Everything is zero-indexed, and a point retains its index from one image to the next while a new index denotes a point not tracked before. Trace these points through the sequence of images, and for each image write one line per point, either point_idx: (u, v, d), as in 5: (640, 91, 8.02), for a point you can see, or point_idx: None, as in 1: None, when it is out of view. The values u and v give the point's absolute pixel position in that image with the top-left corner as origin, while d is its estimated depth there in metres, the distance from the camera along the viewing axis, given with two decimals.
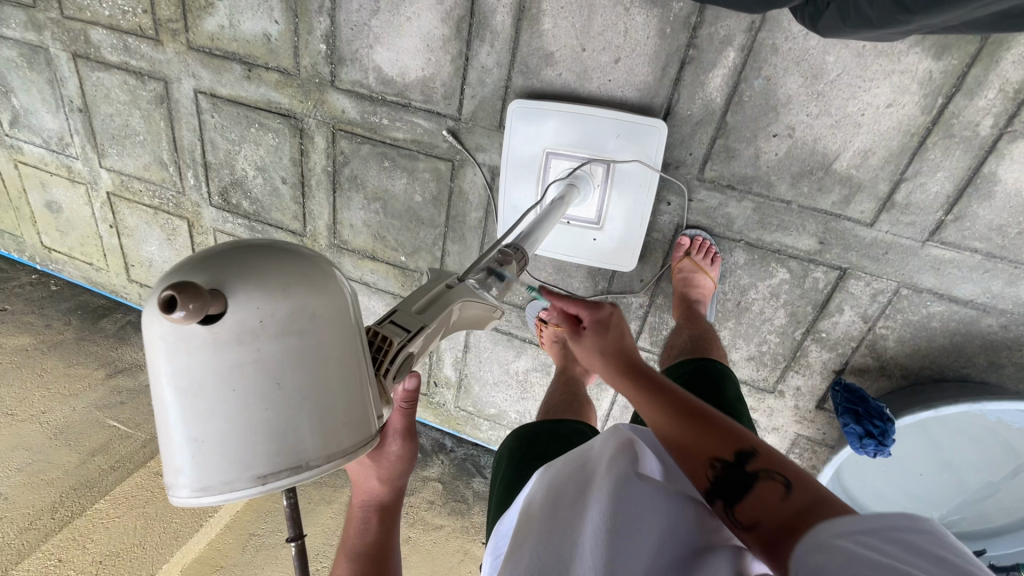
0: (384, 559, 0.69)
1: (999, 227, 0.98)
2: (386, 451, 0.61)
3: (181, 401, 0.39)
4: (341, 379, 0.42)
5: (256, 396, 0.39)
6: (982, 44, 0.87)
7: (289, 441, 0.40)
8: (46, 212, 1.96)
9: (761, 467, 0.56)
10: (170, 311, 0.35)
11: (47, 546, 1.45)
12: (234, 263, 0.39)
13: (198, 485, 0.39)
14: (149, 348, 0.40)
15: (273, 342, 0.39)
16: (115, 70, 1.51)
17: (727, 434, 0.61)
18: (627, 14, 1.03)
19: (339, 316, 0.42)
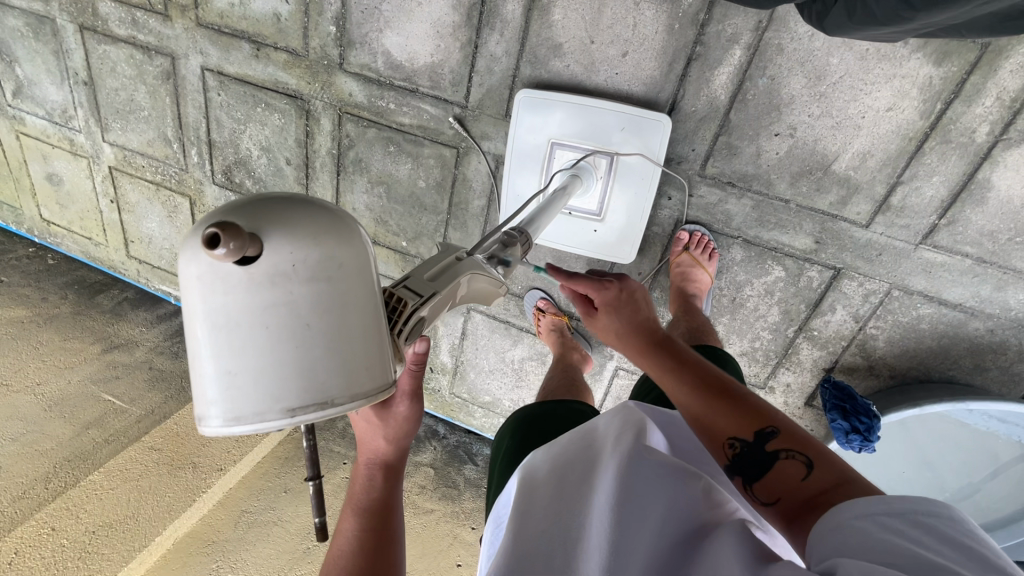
0: (388, 514, 0.73)
1: (991, 233, 1.01)
2: (395, 412, 0.67)
3: (216, 338, 0.41)
4: (365, 325, 0.45)
5: (287, 334, 0.41)
6: (982, 52, 0.89)
7: (317, 380, 0.42)
8: (47, 184, 1.95)
9: (783, 447, 0.58)
10: (213, 249, 0.37)
11: (40, 514, 1.44)
12: (268, 210, 0.41)
13: (231, 415, 0.42)
14: (186, 287, 0.42)
15: (304, 285, 0.41)
16: (123, 43, 1.51)
17: (749, 415, 0.62)
18: (637, 8, 1.04)
19: (362, 266, 0.45)
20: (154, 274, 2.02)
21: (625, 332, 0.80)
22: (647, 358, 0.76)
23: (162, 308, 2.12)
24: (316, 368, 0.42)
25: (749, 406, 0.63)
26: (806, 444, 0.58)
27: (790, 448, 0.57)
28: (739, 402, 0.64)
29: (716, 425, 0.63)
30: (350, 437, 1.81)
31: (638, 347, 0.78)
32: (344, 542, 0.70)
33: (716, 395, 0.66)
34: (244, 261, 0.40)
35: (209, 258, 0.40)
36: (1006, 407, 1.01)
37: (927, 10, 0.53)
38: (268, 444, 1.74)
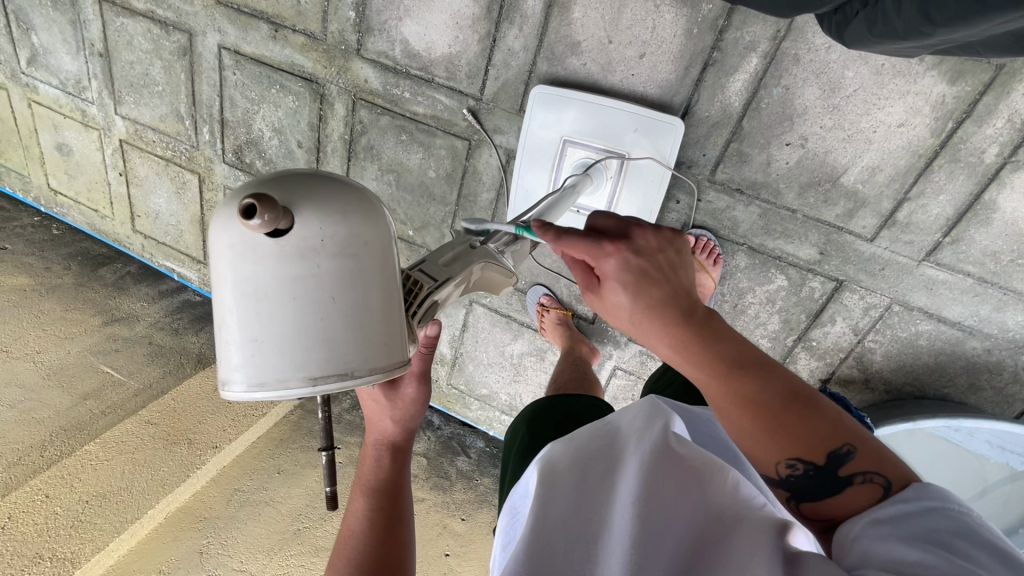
0: (399, 494, 0.74)
1: (994, 253, 1.02)
2: (402, 395, 0.70)
3: (245, 306, 0.43)
4: (385, 302, 0.47)
5: (313, 306, 0.43)
6: (996, 73, 0.90)
7: (339, 351, 0.44)
8: (57, 154, 1.96)
9: (858, 471, 0.52)
10: (249, 219, 0.39)
11: (34, 482, 1.41)
12: (300, 186, 0.43)
13: (255, 381, 0.44)
14: (218, 256, 0.43)
15: (331, 259, 0.43)
16: (141, 17, 1.51)
17: (822, 433, 0.54)
18: (657, 11, 1.04)
19: (386, 244, 0.47)
20: (159, 250, 2.02)
21: (660, 309, 0.59)
22: (690, 351, 0.58)
23: (164, 284, 2.12)
24: (338, 340, 0.44)
25: (826, 417, 0.55)
26: (885, 461, 0.52)
27: (867, 470, 0.51)
28: (816, 415, 0.55)
29: (782, 445, 0.54)
30: (345, 422, 1.83)
31: (681, 332, 0.58)
32: (355, 522, 0.72)
33: (794, 400, 0.55)
34: (275, 233, 0.42)
35: (243, 229, 0.42)
36: (999, 426, 1.02)
37: (945, 25, 0.54)
38: (264, 425, 1.75)
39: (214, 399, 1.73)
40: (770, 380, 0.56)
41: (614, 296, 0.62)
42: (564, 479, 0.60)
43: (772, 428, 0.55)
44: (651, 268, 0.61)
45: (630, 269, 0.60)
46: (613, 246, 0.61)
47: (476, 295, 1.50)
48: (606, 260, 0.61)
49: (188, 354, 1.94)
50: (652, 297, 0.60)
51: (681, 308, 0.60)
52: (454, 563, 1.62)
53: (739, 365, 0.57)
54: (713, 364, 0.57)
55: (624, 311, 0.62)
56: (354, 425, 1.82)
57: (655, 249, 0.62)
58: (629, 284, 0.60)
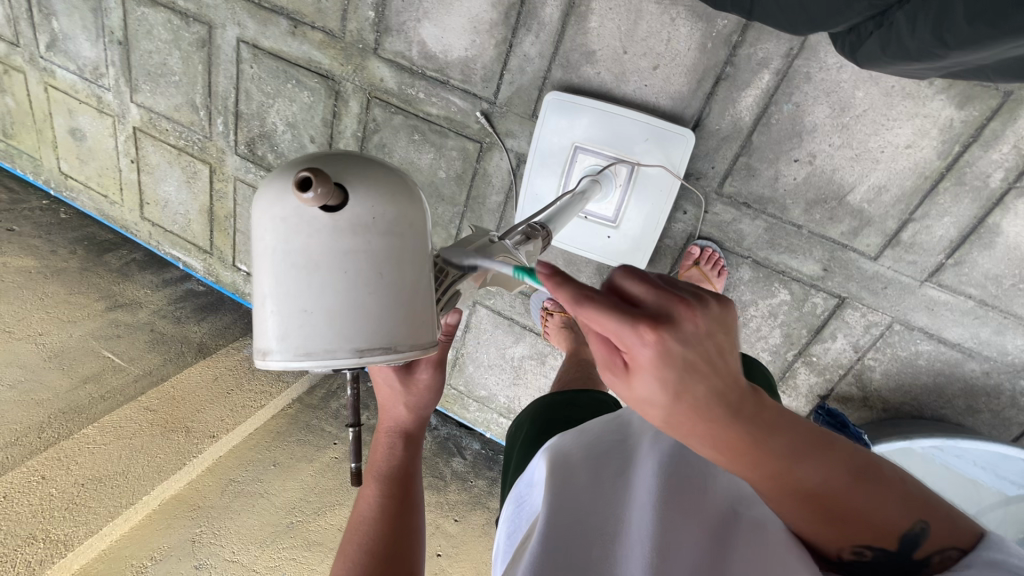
0: (409, 481, 0.74)
1: (996, 277, 1.03)
2: (417, 380, 0.71)
3: (292, 276, 0.43)
4: (424, 282, 0.48)
5: (362, 280, 0.44)
6: (1004, 99, 0.91)
7: (384, 325, 0.45)
8: (70, 139, 1.97)
9: (934, 552, 0.46)
10: (305, 191, 0.40)
11: (31, 462, 1.40)
12: (350, 167, 0.45)
13: (301, 351, 0.44)
14: (265, 228, 0.44)
15: (379, 237, 0.44)
16: (162, 8, 1.53)
17: (890, 512, 0.48)
18: (673, 24, 1.06)
19: (425, 226, 0.48)
20: (165, 238, 2.03)
21: (710, 415, 0.44)
22: (742, 457, 0.46)
23: (169, 272, 2.14)
24: (384, 314, 0.45)
25: (893, 490, 0.49)
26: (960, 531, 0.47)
27: (944, 548, 0.46)
28: (881, 490, 0.48)
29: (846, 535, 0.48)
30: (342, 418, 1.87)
31: (735, 438, 0.45)
32: (367, 507, 0.72)
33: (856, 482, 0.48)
34: (327, 208, 0.43)
35: (296, 202, 0.43)
36: (993, 449, 1.03)
37: (957, 48, 0.55)
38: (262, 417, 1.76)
39: (214, 389, 1.74)
40: (830, 465, 0.48)
41: (644, 391, 0.44)
42: (578, 468, 0.60)
43: (833, 517, 0.48)
44: (700, 356, 0.42)
45: (674, 364, 0.42)
46: (651, 332, 0.41)
47: (479, 296, 1.51)
48: (640, 348, 0.42)
49: (190, 343, 1.95)
50: (696, 397, 0.43)
51: (734, 400, 0.44)
52: (445, 563, 1.62)
53: (796, 454, 0.47)
54: (768, 467, 0.46)
55: (657, 409, 0.44)
56: None
57: (707, 329, 0.43)
58: (668, 386, 0.42)
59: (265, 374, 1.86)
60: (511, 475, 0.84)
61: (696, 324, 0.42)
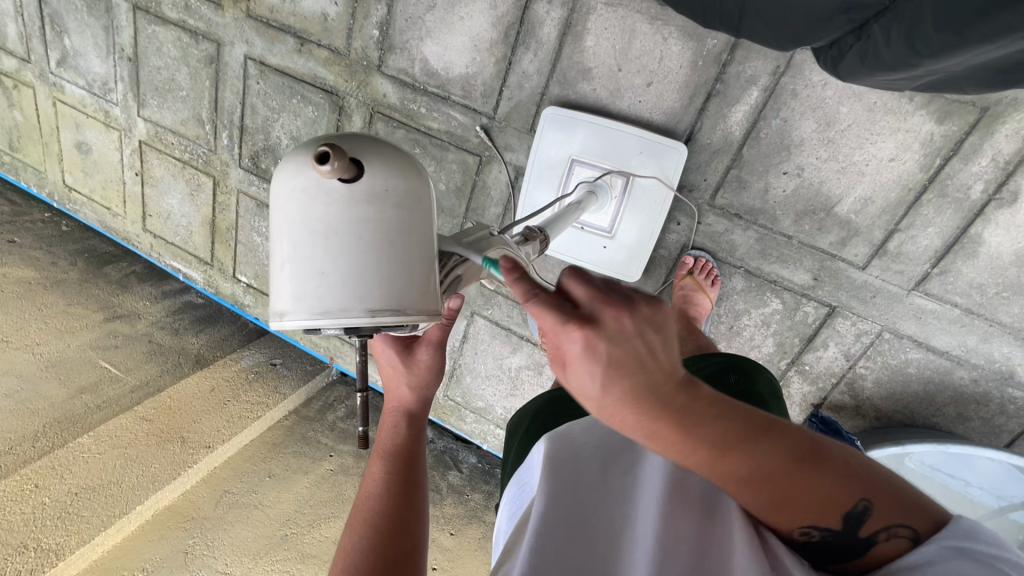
0: (412, 459, 0.75)
1: (980, 285, 1.06)
2: (416, 360, 0.74)
3: (310, 241, 0.47)
4: (430, 254, 0.52)
5: (375, 247, 0.47)
6: (981, 115, 0.96)
7: (396, 290, 0.48)
8: (76, 152, 2.01)
9: (880, 528, 0.50)
10: (322, 164, 0.44)
11: (24, 471, 1.40)
12: (365, 145, 0.48)
13: (317, 311, 0.47)
14: (287, 197, 0.48)
15: (391, 208, 0.48)
16: (172, 26, 1.58)
17: (833, 492, 0.50)
18: (665, 43, 1.11)
19: (431, 202, 0.52)
20: (166, 250, 2.05)
21: (644, 406, 0.46)
22: (683, 448, 0.48)
23: (168, 285, 2.17)
24: (396, 280, 0.48)
25: (838, 472, 0.51)
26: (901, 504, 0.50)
27: (891, 526, 0.49)
28: (828, 474, 0.51)
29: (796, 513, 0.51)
30: (338, 430, 1.88)
31: (668, 432, 0.47)
32: (371, 485, 0.72)
33: (800, 467, 0.50)
34: (343, 180, 0.47)
35: (315, 174, 0.46)
36: (983, 453, 1.05)
37: (930, 56, 0.59)
38: (259, 428, 1.76)
39: (210, 400, 1.75)
40: (768, 455, 0.49)
41: (577, 382, 0.47)
42: (581, 459, 0.62)
43: (777, 499, 0.50)
44: (630, 354, 0.45)
45: (602, 361, 0.45)
46: (580, 330, 0.44)
47: (478, 307, 1.53)
48: (570, 343, 0.45)
49: (187, 354, 1.95)
50: (628, 393, 0.46)
51: (668, 393, 0.47)
52: None
53: (727, 447, 0.49)
54: (705, 456, 0.49)
55: (590, 402, 0.47)
56: (347, 434, 1.88)
57: (637, 328, 0.45)
58: (600, 381, 0.45)
59: (262, 386, 1.87)
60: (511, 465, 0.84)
61: (623, 323, 0.45)
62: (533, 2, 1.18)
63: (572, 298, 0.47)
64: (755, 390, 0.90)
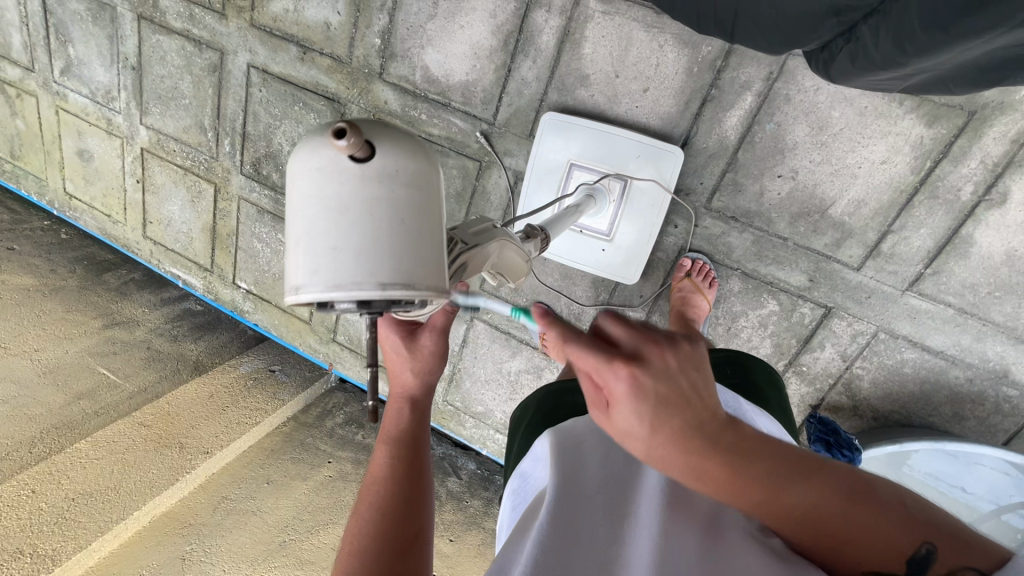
0: (416, 443, 0.75)
1: (973, 285, 1.07)
2: (420, 346, 0.73)
3: (324, 216, 0.48)
4: (440, 234, 0.53)
5: (388, 223, 0.48)
6: (969, 118, 0.98)
7: (408, 265, 0.49)
8: (77, 160, 2.02)
9: (947, 573, 0.44)
10: (339, 139, 0.46)
11: (21, 476, 1.40)
12: (379, 127, 0.50)
13: (331, 284, 0.48)
14: (301, 176, 0.49)
15: (402, 187, 0.50)
16: (176, 35, 1.61)
17: (889, 533, 0.47)
18: (661, 50, 1.14)
19: (440, 185, 0.54)
20: (166, 257, 2.05)
21: (689, 444, 0.46)
22: (731, 488, 0.47)
23: (167, 292, 2.18)
24: (407, 255, 0.49)
25: (892, 512, 0.47)
26: (970, 549, 0.45)
27: (957, 568, 0.44)
28: (882, 513, 0.47)
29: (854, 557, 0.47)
30: (337, 437, 1.88)
31: (716, 469, 0.46)
32: (376, 471, 0.72)
33: (852, 505, 0.47)
34: (356, 159, 0.48)
35: (331, 152, 0.48)
36: (979, 450, 1.07)
37: (917, 54, 0.61)
38: (257, 434, 1.76)
39: (209, 406, 1.75)
40: (819, 493, 0.47)
41: (623, 422, 0.47)
42: (587, 456, 0.64)
43: (829, 540, 0.48)
44: (672, 392, 0.46)
45: (646, 397, 0.45)
46: (625, 366, 0.45)
47: (477, 311, 1.54)
48: (615, 381, 0.46)
49: (185, 361, 1.95)
50: (673, 428, 0.46)
51: (712, 432, 0.47)
52: None
53: (777, 486, 0.47)
54: (755, 496, 0.47)
55: (637, 442, 0.47)
56: (346, 440, 1.87)
57: (677, 366, 0.47)
58: (645, 418, 0.45)
59: (261, 392, 1.86)
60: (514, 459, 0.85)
61: (665, 360, 0.47)
62: (532, 11, 1.21)
63: (611, 339, 0.49)
64: (754, 383, 0.92)
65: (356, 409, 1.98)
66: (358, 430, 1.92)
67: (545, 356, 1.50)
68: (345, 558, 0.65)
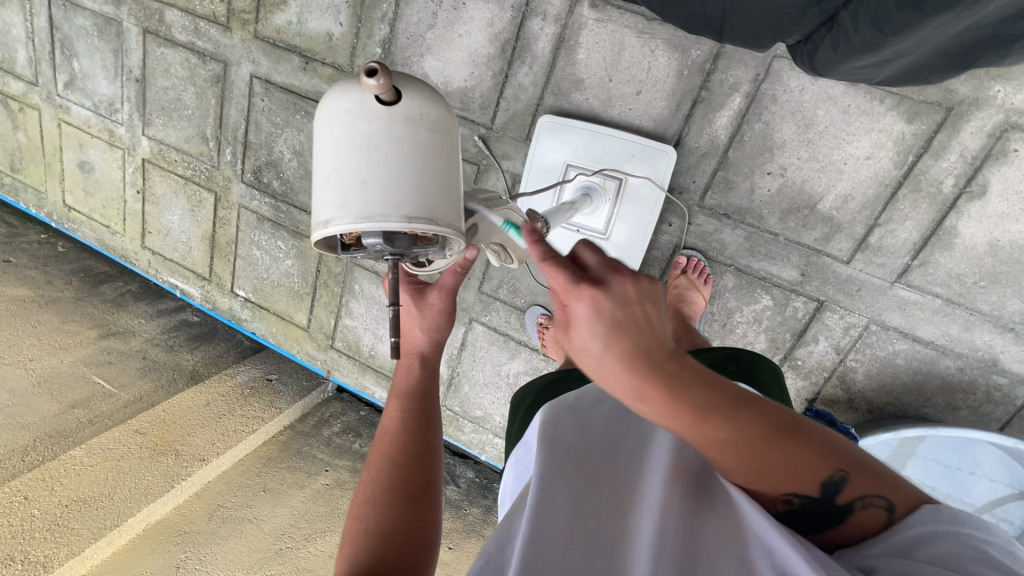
0: (425, 399, 0.80)
1: (959, 276, 1.11)
2: (429, 305, 0.79)
3: (355, 154, 0.56)
4: (455, 177, 0.61)
5: (411, 163, 0.56)
6: (946, 114, 1.03)
7: (428, 200, 0.57)
8: (78, 172, 2.04)
9: (858, 497, 0.52)
10: (370, 79, 0.52)
11: (16, 482, 1.38)
12: (404, 77, 0.58)
13: (360, 215, 0.55)
14: (333, 118, 0.57)
15: (424, 130, 0.57)
16: (181, 48, 1.65)
17: (812, 463, 0.53)
18: (652, 55, 1.19)
19: (455, 133, 0.62)
20: (164, 266, 2.06)
21: (636, 363, 0.49)
22: (666, 408, 0.49)
23: (163, 303, 2.17)
24: (428, 192, 0.57)
25: (814, 444, 0.53)
26: (878, 481, 0.53)
27: (866, 495, 0.52)
28: (805, 444, 0.53)
29: (777, 481, 0.53)
30: (334, 445, 1.87)
31: (659, 392, 0.49)
32: (389, 423, 0.78)
33: (780, 435, 0.52)
34: (383, 102, 0.56)
35: (362, 96, 0.55)
36: (976, 436, 1.09)
37: (893, 33, 0.66)
38: (253, 442, 1.74)
39: (206, 414, 1.74)
40: (751, 422, 0.51)
41: (580, 341, 0.50)
42: (588, 431, 0.65)
43: (758, 468, 0.52)
44: (630, 317, 0.49)
45: (606, 319, 0.48)
46: (588, 290, 0.49)
47: (476, 313, 1.56)
48: (579, 303, 0.49)
49: (182, 370, 1.94)
50: (627, 352, 0.49)
51: (660, 359, 0.49)
52: None
53: (710, 410, 0.50)
54: (686, 417, 0.50)
55: (591, 358, 0.50)
56: (343, 449, 1.86)
57: (636, 295, 0.50)
58: (601, 338, 0.48)
59: (258, 401, 1.85)
60: (517, 435, 0.87)
61: (621, 288, 0.50)
62: (528, 19, 1.26)
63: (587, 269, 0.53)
64: (756, 378, 0.92)
65: (353, 418, 1.97)
66: (355, 439, 1.91)
67: (544, 357, 1.52)
68: (362, 501, 0.72)
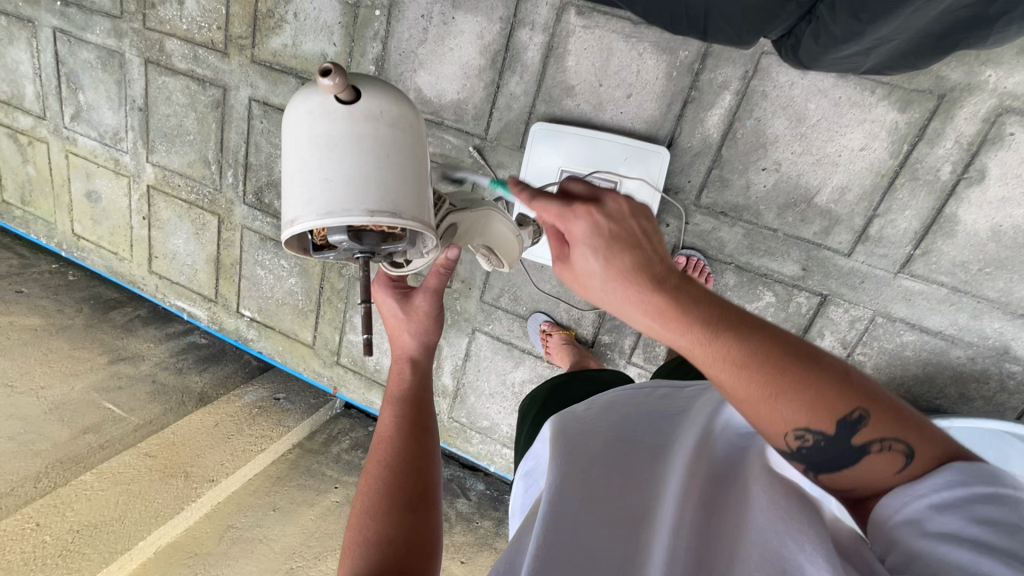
0: (419, 400, 0.81)
1: (963, 263, 1.09)
2: (415, 307, 0.81)
3: (317, 155, 0.57)
4: (418, 170, 0.62)
5: (373, 158, 0.58)
6: (939, 101, 1.03)
7: (392, 196, 0.59)
8: (85, 202, 2.08)
9: (875, 438, 0.50)
10: (325, 80, 0.53)
11: (27, 509, 1.39)
12: (362, 76, 0.59)
13: (324, 212, 0.57)
14: (296, 120, 0.58)
15: (384, 126, 0.58)
16: (181, 76, 1.69)
17: (833, 399, 0.51)
18: (641, 58, 1.20)
19: (416, 128, 0.62)
20: (171, 290, 2.09)
21: (630, 271, 0.60)
22: (674, 322, 0.57)
23: (171, 327, 2.19)
24: (391, 186, 0.59)
25: (831, 378, 0.52)
26: (904, 425, 0.50)
27: (885, 438, 0.49)
28: (821, 375, 0.52)
29: (791, 414, 0.52)
30: (343, 462, 1.86)
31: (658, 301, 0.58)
32: (386, 427, 0.78)
33: (789, 362, 0.52)
34: (342, 101, 0.57)
35: (322, 96, 0.56)
36: (987, 424, 1.07)
37: (872, 20, 0.66)
38: (263, 460, 1.75)
39: (214, 435, 1.74)
40: (756, 341, 0.53)
41: (583, 261, 0.63)
42: (593, 439, 0.64)
43: (764, 395, 0.52)
44: (623, 230, 0.62)
45: (603, 231, 0.62)
46: (584, 209, 0.62)
47: (479, 323, 1.56)
48: (576, 221, 0.62)
49: (190, 392, 1.96)
50: (624, 264, 0.60)
51: (657, 272, 0.60)
52: None
53: (712, 323, 0.55)
54: (690, 329, 0.55)
55: (595, 277, 0.63)
56: (353, 465, 1.86)
57: (630, 213, 0.63)
58: (599, 251, 0.61)
59: (266, 420, 1.86)
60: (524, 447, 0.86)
61: (617, 208, 0.63)
62: (516, 30, 1.28)
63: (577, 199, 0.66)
64: None
65: (361, 434, 1.97)
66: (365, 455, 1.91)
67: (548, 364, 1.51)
68: (360, 512, 0.71)
